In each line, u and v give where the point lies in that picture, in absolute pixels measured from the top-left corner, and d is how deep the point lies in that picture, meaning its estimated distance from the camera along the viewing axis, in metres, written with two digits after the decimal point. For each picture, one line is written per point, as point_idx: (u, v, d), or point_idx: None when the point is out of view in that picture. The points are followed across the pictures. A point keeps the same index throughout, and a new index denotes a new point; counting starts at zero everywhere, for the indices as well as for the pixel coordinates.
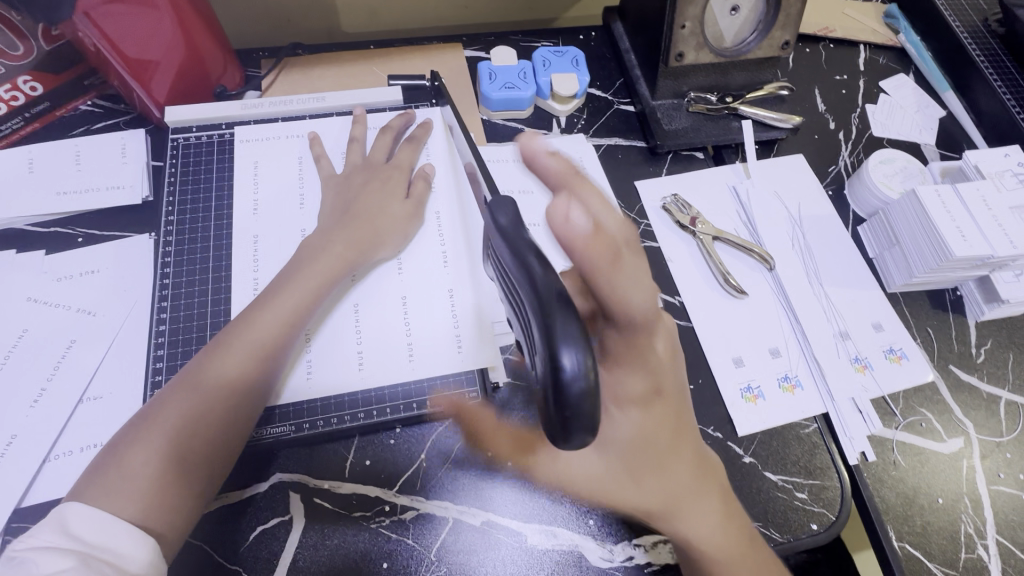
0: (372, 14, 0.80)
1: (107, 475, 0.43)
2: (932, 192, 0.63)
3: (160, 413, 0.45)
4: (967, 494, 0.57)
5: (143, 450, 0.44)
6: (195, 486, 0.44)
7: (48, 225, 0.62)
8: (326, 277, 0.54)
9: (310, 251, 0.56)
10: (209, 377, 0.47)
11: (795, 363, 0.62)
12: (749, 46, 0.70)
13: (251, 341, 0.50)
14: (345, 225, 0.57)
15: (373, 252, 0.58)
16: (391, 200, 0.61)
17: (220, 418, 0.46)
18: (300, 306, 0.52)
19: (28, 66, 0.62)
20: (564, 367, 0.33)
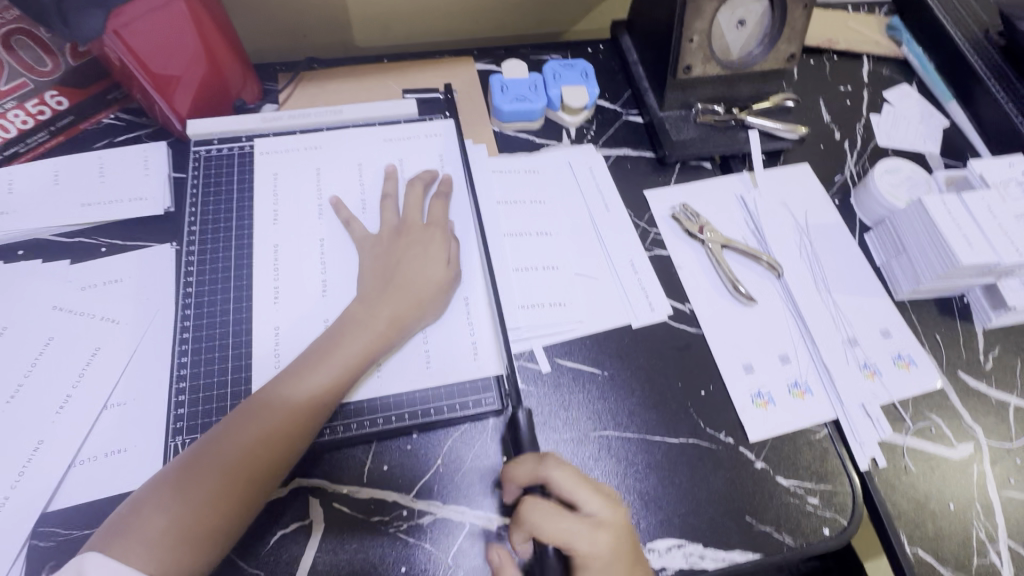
0: (386, 29, 0.82)
1: (127, 534, 0.44)
2: (938, 201, 0.64)
3: (183, 479, 0.47)
4: (978, 500, 0.58)
5: (162, 514, 0.45)
6: (202, 561, 0.45)
7: (72, 235, 0.63)
8: (358, 357, 0.53)
9: (347, 326, 0.55)
10: (232, 453, 0.48)
11: (805, 369, 0.63)
12: (756, 58, 0.72)
13: (277, 420, 0.49)
14: (384, 298, 0.56)
15: (410, 326, 0.56)
16: (431, 269, 0.58)
17: (236, 498, 0.47)
18: (329, 390, 0.51)
19: (55, 81, 0.64)
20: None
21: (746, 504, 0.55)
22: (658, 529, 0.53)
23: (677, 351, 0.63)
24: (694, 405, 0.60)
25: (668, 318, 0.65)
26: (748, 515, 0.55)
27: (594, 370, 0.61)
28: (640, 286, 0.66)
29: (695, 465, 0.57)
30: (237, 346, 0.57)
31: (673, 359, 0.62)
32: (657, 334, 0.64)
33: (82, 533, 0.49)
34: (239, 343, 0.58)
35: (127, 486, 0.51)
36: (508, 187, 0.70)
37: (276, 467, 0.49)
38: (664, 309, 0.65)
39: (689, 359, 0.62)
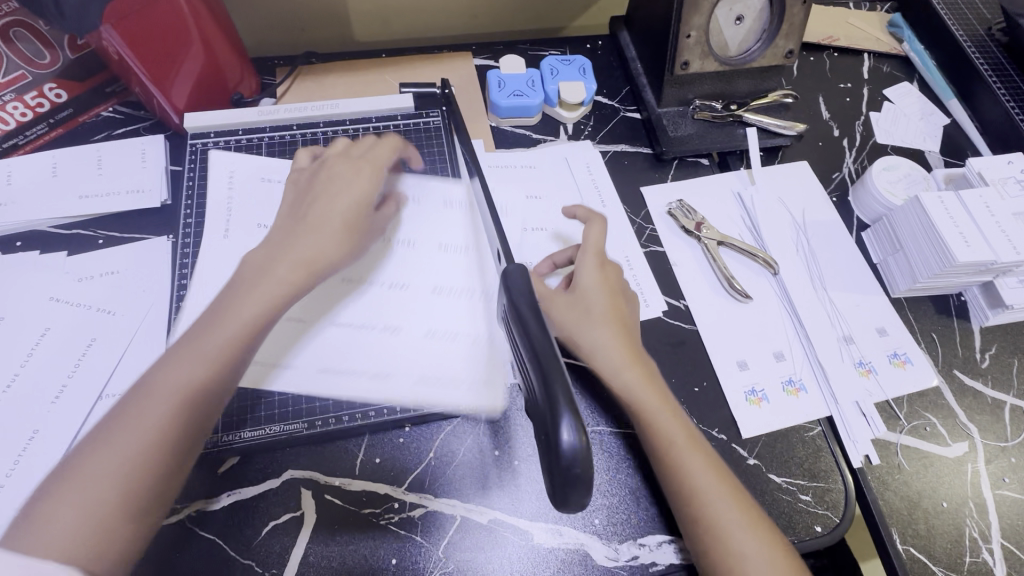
0: (384, 23, 0.82)
1: (38, 518, 0.42)
2: (935, 199, 0.64)
3: (80, 464, 0.44)
4: (972, 499, 0.58)
5: (66, 500, 0.42)
6: (120, 532, 0.43)
7: (70, 228, 0.64)
8: (259, 311, 0.51)
9: (246, 283, 0.53)
10: (122, 433, 0.45)
11: (799, 367, 0.62)
12: (754, 55, 0.72)
13: (167, 388, 0.46)
14: (291, 245, 0.55)
15: (323, 268, 0.55)
16: (343, 207, 0.58)
17: (142, 468, 0.44)
18: (223, 349, 0.49)
19: (53, 74, 0.65)
20: (563, 439, 0.33)
21: None
22: (650, 524, 0.53)
23: (671, 347, 0.63)
24: (688, 402, 0.60)
25: (663, 314, 0.65)
26: None
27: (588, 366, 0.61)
28: (635, 282, 0.66)
29: None
30: None
31: (667, 355, 0.62)
32: (651, 330, 0.64)
33: None
34: None
35: None
36: (504, 182, 0.70)
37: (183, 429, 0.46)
38: (659, 305, 0.65)
39: (683, 355, 0.62)
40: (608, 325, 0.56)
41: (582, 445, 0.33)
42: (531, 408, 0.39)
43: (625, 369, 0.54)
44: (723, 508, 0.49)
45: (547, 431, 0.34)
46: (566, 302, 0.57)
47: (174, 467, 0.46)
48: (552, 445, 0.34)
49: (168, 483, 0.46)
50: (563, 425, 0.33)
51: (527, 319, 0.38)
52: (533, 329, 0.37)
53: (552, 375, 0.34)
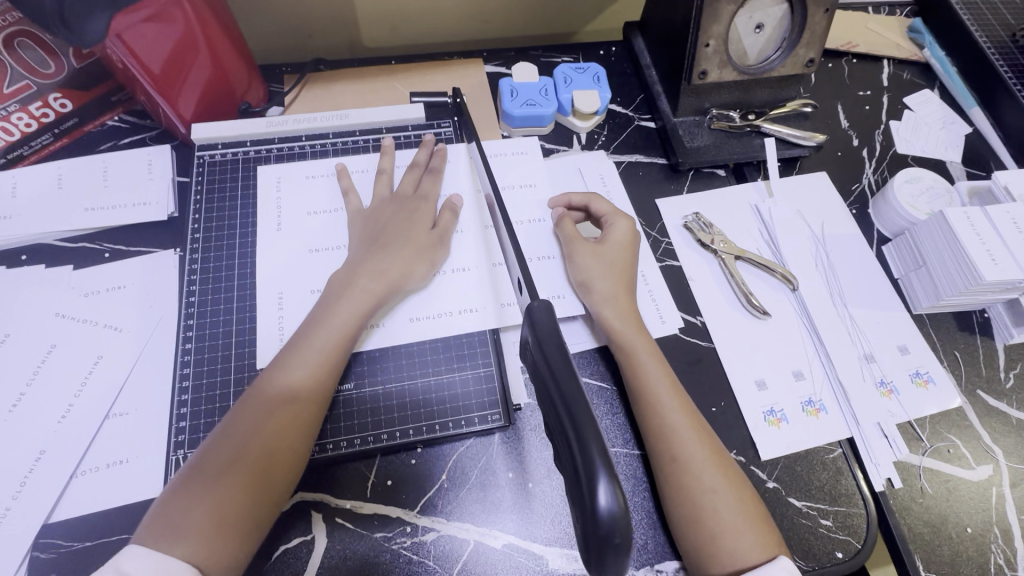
0: (394, 29, 0.80)
1: (160, 518, 0.44)
2: (961, 214, 0.62)
3: (203, 467, 0.47)
4: (997, 524, 0.56)
5: (189, 502, 0.45)
6: (238, 534, 0.45)
7: (76, 241, 0.62)
8: (353, 321, 0.54)
9: (333, 293, 0.56)
10: (242, 437, 0.48)
11: (819, 386, 0.61)
12: (774, 63, 0.70)
13: (282, 395, 0.50)
14: (374, 260, 0.58)
15: (402, 284, 0.58)
16: (421, 234, 0.61)
17: (262, 471, 0.47)
18: (325, 357, 0.52)
19: (57, 83, 0.63)
20: (599, 502, 0.31)
21: None
22: (668, 550, 0.52)
23: (687, 365, 0.61)
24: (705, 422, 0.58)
25: (679, 331, 0.63)
26: None
27: (602, 385, 0.60)
28: (651, 298, 0.64)
29: None
30: (240, 357, 0.57)
31: (684, 373, 0.61)
32: (667, 347, 0.62)
33: (83, 545, 0.49)
34: (242, 354, 0.57)
35: (129, 497, 0.50)
36: (515, 194, 0.68)
37: (296, 435, 0.49)
38: (675, 322, 0.63)
39: (700, 374, 0.61)
40: (614, 277, 0.60)
41: (619, 510, 0.31)
42: (563, 460, 0.37)
43: (621, 319, 0.58)
44: (725, 512, 0.49)
45: (580, 493, 0.32)
46: (592, 249, 0.61)
47: (290, 472, 0.48)
48: (587, 507, 0.32)
49: (283, 489, 0.48)
50: (598, 486, 0.31)
51: (554, 367, 0.36)
52: (563, 377, 0.35)
53: (585, 432, 0.33)
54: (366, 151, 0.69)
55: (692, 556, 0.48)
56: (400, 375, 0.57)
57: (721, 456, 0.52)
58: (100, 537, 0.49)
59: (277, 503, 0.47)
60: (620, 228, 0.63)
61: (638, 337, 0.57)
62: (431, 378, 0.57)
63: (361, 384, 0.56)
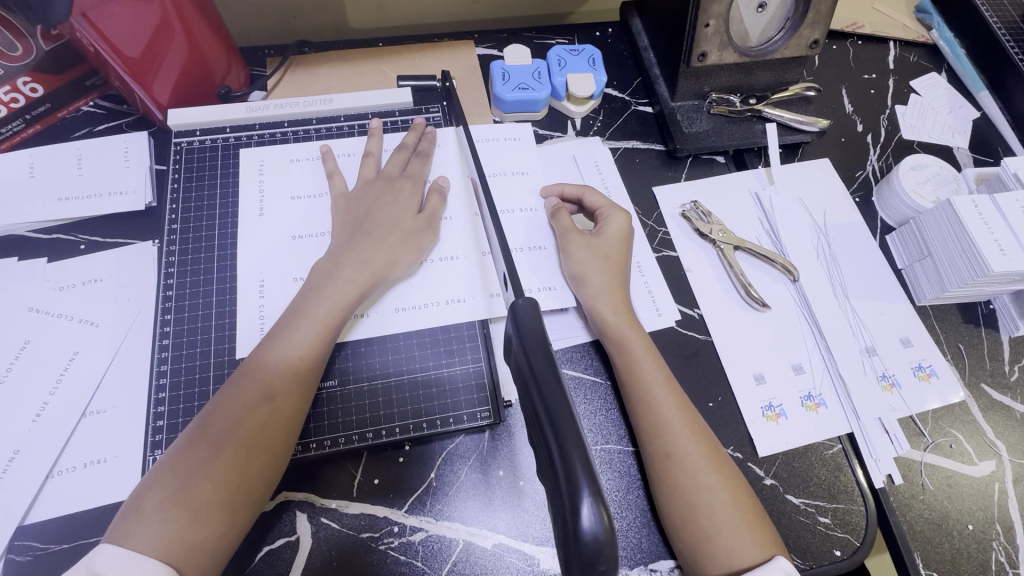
0: (381, 10, 0.77)
1: (133, 517, 0.43)
2: (969, 202, 0.60)
3: (177, 458, 0.45)
4: (999, 521, 0.55)
5: (162, 493, 0.43)
6: (214, 534, 0.43)
7: (50, 232, 0.60)
8: (335, 311, 0.52)
9: (315, 282, 0.54)
10: (218, 429, 0.46)
11: (819, 381, 0.59)
12: (776, 44, 0.67)
13: (261, 386, 0.48)
14: (358, 248, 0.56)
15: (386, 274, 0.56)
16: (406, 221, 0.58)
17: (238, 465, 0.45)
18: (306, 348, 0.50)
19: (27, 66, 0.60)
20: (582, 522, 0.29)
21: None
22: (663, 549, 0.51)
23: (684, 359, 0.60)
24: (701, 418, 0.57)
25: (676, 324, 0.61)
26: None
27: (596, 380, 0.58)
28: (647, 290, 0.62)
29: None
30: (221, 353, 0.55)
31: (680, 367, 0.59)
32: (662, 341, 0.60)
33: (59, 548, 0.47)
34: (222, 349, 0.55)
35: (107, 497, 0.49)
36: (506, 180, 0.66)
37: (275, 429, 0.47)
38: (672, 315, 0.61)
39: (696, 368, 0.59)
40: (608, 270, 0.58)
41: (605, 533, 0.29)
42: (545, 472, 0.35)
43: (615, 313, 0.56)
44: (721, 512, 0.47)
45: (564, 511, 0.30)
46: (587, 241, 0.59)
47: (270, 465, 0.47)
48: (570, 527, 0.30)
49: (263, 484, 0.46)
50: (582, 503, 0.29)
51: (539, 376, 0.34)
52: (548, 385, 0.33)
53: (568, 444, 0.31)
54: (352, 136, 0.66)
55: (686, 555, 0.47)
56: (386, 372, 0.55)
57: (716, 451, 0.51)
58: (77, 539, 0.48)
59: (256, 498, 0.46)
60: (612, 220, 0.61)
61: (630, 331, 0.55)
62: (417, 374, 0.55)
63: (345, 382, 0.54)
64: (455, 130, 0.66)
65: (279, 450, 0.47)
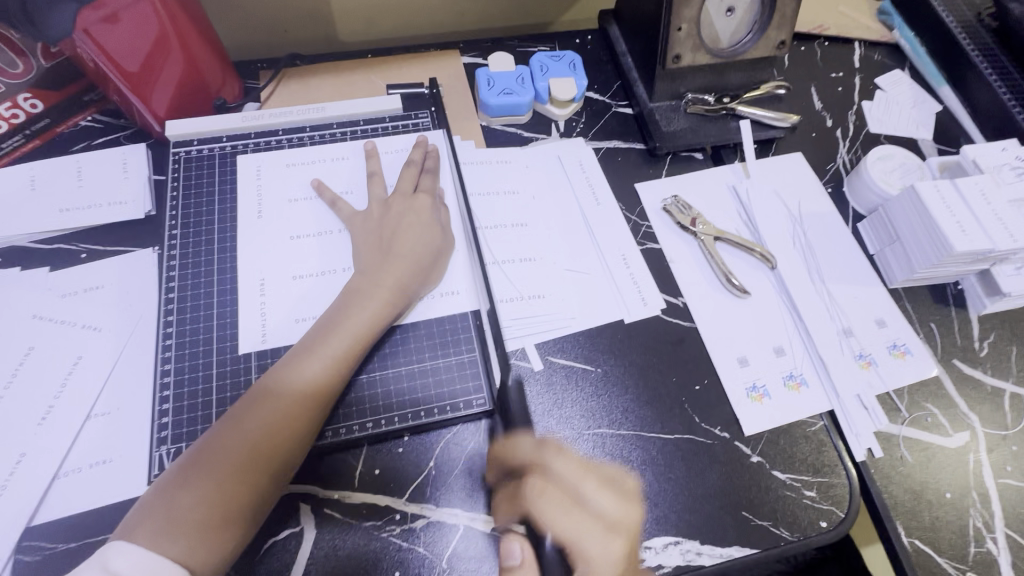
0: (369, 23, 0.80)
1: (160, 516, 0.45)
2: (931, 188, 0.63)
3: (203, 467, 0.47)
4: (975, 488, 0.58)
5: (189, 500, 0.45)
6: (235, 537, 0.46)
7: (52, 242, 0.62)
8: (367, 328, 0.54)
9: (346, 299, 0.55)
10: (242, 440, 0.48)
11: (799, 361, 0.62)
12: (745, 46, 0.71)
13: (289, 398, 0.50)
14: (386, 265, 0.57)
15: (415, 290, 0.58)
16: (426, 237, 0.60)
17: (259, 476, 0.47)
18: (336, 365, 0.52)
19: (27, 83, 0.63)
20: None
21: (742, 498, 0.55)
22: (655, 526, 0.53)
23: (669, 345, 0.62)
24: (688, 400, 0.59)
25: (661, 313, 0.64)
26: (745, 510, 0.54)
27: (586, 368, 0.60)
28: (632, 280, 0.65)
29: (690, 460, 0.56)
30: (222, 351, 0.56)
31: (667, 353, 0.62)
32: (649, 329, 0.63)
33: (66, 546, 0.48)
34: (224, 348, 0.56)
35: (114, 495, 0.50)
36: (490, 179, 0.69)
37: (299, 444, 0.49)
38: (657, 304, 0.64)
39: (683, 353, 0.62)
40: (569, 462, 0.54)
41: None
42: None
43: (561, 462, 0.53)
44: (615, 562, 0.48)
45: None
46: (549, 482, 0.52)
47: (289, 473, 0.49)
48: None
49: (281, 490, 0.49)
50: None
51: None
52: None
53: None
54: (344, 143, 0.68)
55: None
56: (384, 364, 0.57)
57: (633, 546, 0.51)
58: (84, 537, 0.49)
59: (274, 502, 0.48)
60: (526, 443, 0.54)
61: (604, 545, 0.49)
62: (415, 366, 0.57)
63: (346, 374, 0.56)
64: (444, 134, 0.69)
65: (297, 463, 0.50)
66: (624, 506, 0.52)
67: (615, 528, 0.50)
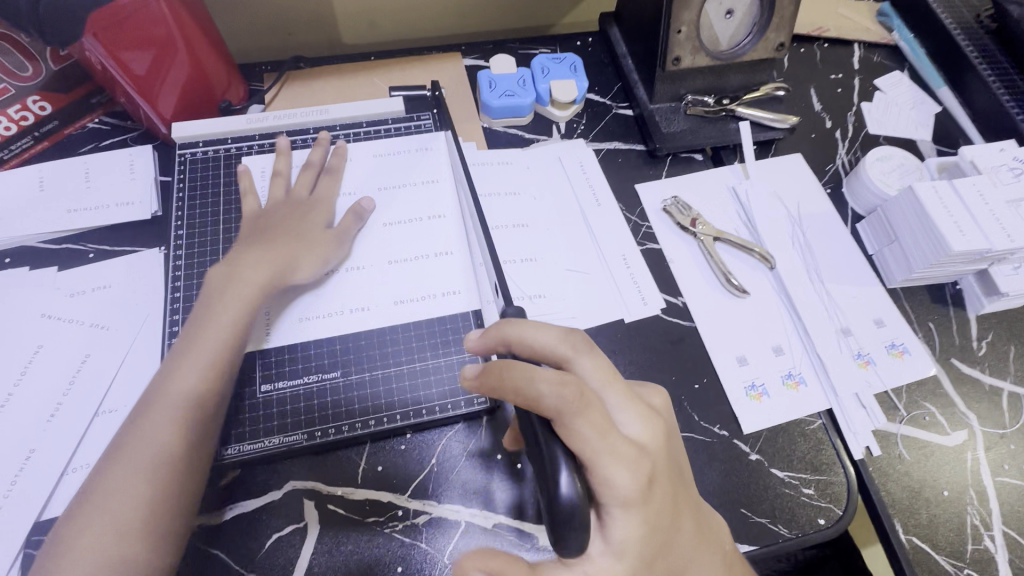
0: (372, 26, 0.81)
1: (63, 549, 0.45)
2: (930, 188, 0.64)
3: (95, 495, 0.47)
4: (972, 486, 0.58)
5: (84, 530, 0.45)
6: (141, 557, 0.45)
7: (60, 242, 0.63)
8: (221, 335, 0.54)
9: (200, 300, 0.56)
10: (138, 452, 0.48)
11: (798, 360, 0.63)
12: (744, 48, 0.71)
13: (171, 410, 0.50)
14: (249, 265, 0.57)
15: (290, 271, 0.58)
16: (302, 236, 0.60)
17: (154, 483, 0.47)
18: (191, 373, 0.52)
19: (36, 86, 0.64)
20: (562, 489, 0.35)
21: (740, 496, 0.55)
22: None
23: (669, 344, 0.63)
24: (687, 399, 0.60)
25: (661, 312, 0.64)
26: (743, 507, 0.55)
27: None
28: (631, 280, 0.66)
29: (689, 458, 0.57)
30: None
31: (666, 352, 0.62)
32: (649, 328, 0.64)
33: None
34: None
35: None
36: (492, 180, 0.70)
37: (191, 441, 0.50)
38: (656, 304, 0.65)
39: (682, 352, 0.62)
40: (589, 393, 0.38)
41: (578, 500, 0.35)
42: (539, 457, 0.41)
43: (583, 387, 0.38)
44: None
45: (545, 483, 0.36)
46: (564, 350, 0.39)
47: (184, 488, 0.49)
48: (550, 495, 0.35)
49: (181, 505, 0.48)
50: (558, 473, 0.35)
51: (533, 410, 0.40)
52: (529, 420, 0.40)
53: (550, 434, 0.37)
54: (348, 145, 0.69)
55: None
56: (386, 363, 0.58)
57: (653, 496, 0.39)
58: None
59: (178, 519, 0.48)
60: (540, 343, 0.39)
61: (629, 471, 0.37)
62: (417, 365, 0.58)
63: (348, 373, 0.57)
64: (446, 137, 0.70)
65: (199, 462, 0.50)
66: (650, 429, 0.41)
67: (643, 469, 0.38)
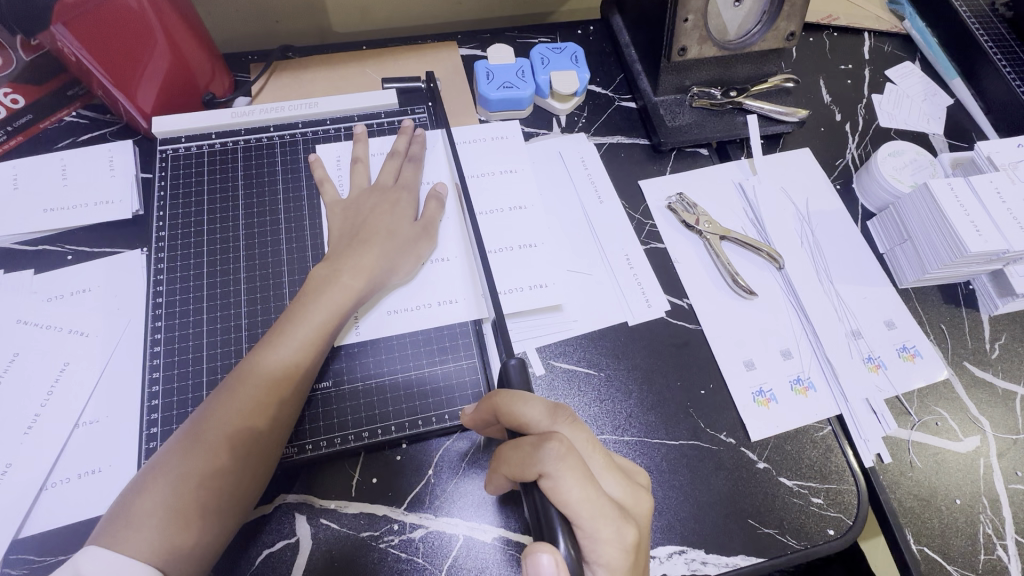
0: (364, 14, 0.77)
1: (121, 521, 0.43)
2: (944, 184, 0.61)
3: (170, 465, 0.45)
4: (985, 494, 0.56)
5: (152, 498, 0.44)
6: (197, 540, 0.44)
7: (37, 243, 0.60)
8: (319, 327, 0.52)
9: (304, 293, 0.54)
10: (215, 429, 0.47)
11: (807, 364, 0.61)
12: (754, 37, 0.68)
13: (255, 392, 0.48)
14: (349, 256, 0.56)
15: (382, 281, 0.56)
16: (395, 220, 0.59)
17: (223, 471, 0.46)
18: (294, 362, 0.50)
19: (7, 78, 0.60)
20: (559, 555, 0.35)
21: (748, 506, 0.54)
22: (662, 535, 0.52)
23: (674, 349, 0.61)
24: (693, 406, 0.58)
25: (666, 314, 0.62)
26: (751, 518, 0.53)
27: (588, 372, 0.58)
28: (636, 282, 0.63)
29: (695, 467, 0.55)
30: (213, 358, 0.55)
31: (671, 356, 0.60)
32: (654, 332, 0.61)
33: (55, 559, 0.47)
34: (215, 354, 0.55)
35: (103, 506, 0.49)
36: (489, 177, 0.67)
37: (266, 439, 0.48)
38: (661, 306, 0.62)
39: (687, 357, 0.60)
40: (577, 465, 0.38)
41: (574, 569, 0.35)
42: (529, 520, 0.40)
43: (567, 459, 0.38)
44: None
45: None
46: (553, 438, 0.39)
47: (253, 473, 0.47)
48: None
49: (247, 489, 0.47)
50: (558, 541, 0.36)
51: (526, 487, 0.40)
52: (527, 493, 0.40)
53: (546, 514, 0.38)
54: (338, 139, 0.66)
55: None
56: (380, 372, 0.55)
57: (638, 556, 0.40)
58: (73, 549, 0.47)
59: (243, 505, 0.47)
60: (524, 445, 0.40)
61: (616, 531, 0.39)
62: (412, 374, 0.56)
63: (340, 383, 0.54)
64: (441, 134, 0.67)
65: (269, 447, 0.48)
66: (637, 496, 0.43)
67: (629, 539, 0.39)
